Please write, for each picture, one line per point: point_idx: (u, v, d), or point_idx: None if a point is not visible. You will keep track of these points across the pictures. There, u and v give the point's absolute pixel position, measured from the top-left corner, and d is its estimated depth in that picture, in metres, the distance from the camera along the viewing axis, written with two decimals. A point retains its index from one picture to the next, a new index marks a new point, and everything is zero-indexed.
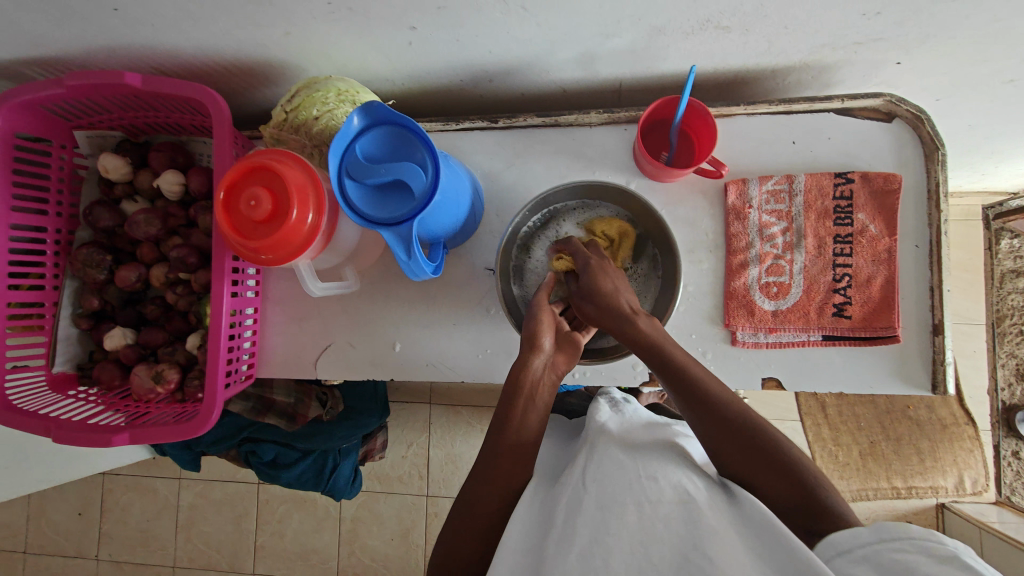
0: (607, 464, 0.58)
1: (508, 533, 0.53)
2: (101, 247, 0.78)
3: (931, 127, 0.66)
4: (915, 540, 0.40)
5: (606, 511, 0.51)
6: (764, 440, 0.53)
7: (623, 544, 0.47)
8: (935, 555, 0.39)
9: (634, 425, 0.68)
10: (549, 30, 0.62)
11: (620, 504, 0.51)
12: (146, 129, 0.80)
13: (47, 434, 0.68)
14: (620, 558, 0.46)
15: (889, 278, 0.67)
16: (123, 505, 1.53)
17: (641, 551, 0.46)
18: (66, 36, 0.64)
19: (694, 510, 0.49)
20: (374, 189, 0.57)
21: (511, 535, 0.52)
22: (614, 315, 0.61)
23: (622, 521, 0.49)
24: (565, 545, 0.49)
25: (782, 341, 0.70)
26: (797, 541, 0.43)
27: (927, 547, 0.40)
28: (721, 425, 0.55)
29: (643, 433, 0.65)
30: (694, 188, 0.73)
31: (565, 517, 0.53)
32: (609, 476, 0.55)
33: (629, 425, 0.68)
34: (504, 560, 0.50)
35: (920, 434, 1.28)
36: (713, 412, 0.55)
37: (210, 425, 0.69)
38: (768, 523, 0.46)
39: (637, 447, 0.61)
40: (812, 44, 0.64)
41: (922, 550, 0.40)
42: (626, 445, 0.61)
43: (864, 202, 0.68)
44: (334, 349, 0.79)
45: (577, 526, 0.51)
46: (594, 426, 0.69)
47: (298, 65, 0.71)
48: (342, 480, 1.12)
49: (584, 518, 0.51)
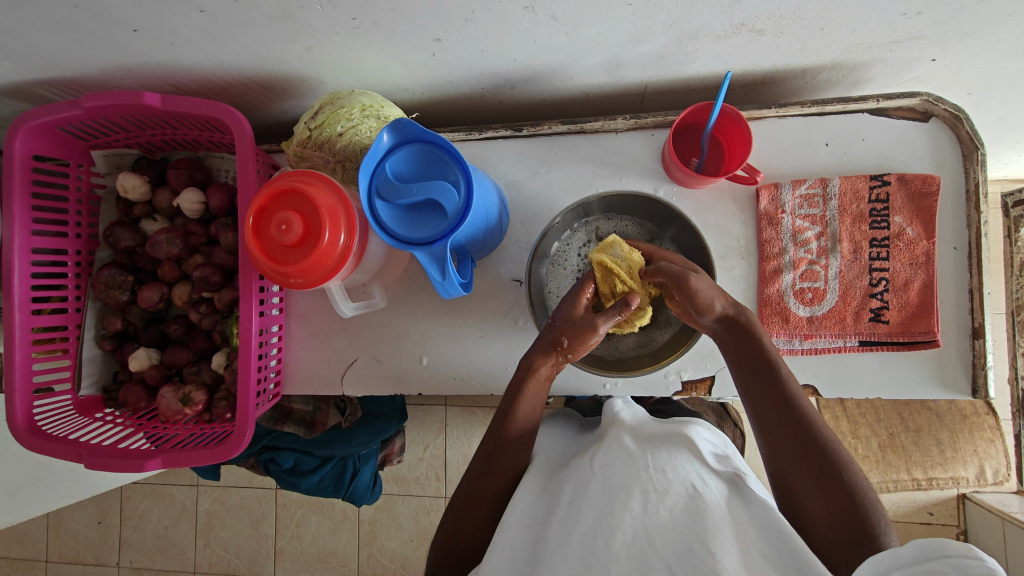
0: (616, 448, 0.58)
1: (511, 508, 0.55)
2: (122, 267, 0.77)
3: (969, 127, 0.65)
4: (952, 559, 0.37)
5: (611, 495, 0.51)
6: (825, 448, 0.54)
7: (627, 527, 0.48)
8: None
9: (647, 418, 0.66)
10: (577, 38, 0.60)
11: (627, 489, 0.51)
12: (162, 146, 0.78)
13: (79, 461, 0.67)
14: (622, 540, 0.47)
15: (927, 281, 0.66)
16: (142, 512, 1.54)
17: (644, 535, 0.47)
18: (82, 57, 0.63)
19: (701, 505, 0.49)
20: (405, 209, 0.55)
21: (514, 512, 0.55)
22: (726, 325, 0.60)
23: (626, 506, 0.49)
24: (569, 526, 0.50)
25: (817, 347, 0.69)
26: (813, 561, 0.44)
27: (962, 565, 0.36)
28: (794, 447, 0.55)
29: (658, 424, 0.64)
30: (724, 193, 0.72)
31: (571, 497, 0.53)
32: (617, 462, 0.55)
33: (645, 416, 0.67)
34: (508, 536, 0.52)
35: (939, 426, 1.25)
36: (788, 422, 0.56)
37: (244, 447, 0.68)
38: (783, 535, 0.47)
39: (648, 436, 0.60)
40: (846, 44, 0.62)
41: (958, 570, 0.36)
42: (636, 433, 0.61)
43: (900, 204, 0.67)
44: (359, 365, 0.78)
45: (582, 508, 0.51)
46: (607, 413, 0.67)
47: (318, 79, 0.70)
48: (361, 486, 1.11)
49: (589, 499, 0.52)
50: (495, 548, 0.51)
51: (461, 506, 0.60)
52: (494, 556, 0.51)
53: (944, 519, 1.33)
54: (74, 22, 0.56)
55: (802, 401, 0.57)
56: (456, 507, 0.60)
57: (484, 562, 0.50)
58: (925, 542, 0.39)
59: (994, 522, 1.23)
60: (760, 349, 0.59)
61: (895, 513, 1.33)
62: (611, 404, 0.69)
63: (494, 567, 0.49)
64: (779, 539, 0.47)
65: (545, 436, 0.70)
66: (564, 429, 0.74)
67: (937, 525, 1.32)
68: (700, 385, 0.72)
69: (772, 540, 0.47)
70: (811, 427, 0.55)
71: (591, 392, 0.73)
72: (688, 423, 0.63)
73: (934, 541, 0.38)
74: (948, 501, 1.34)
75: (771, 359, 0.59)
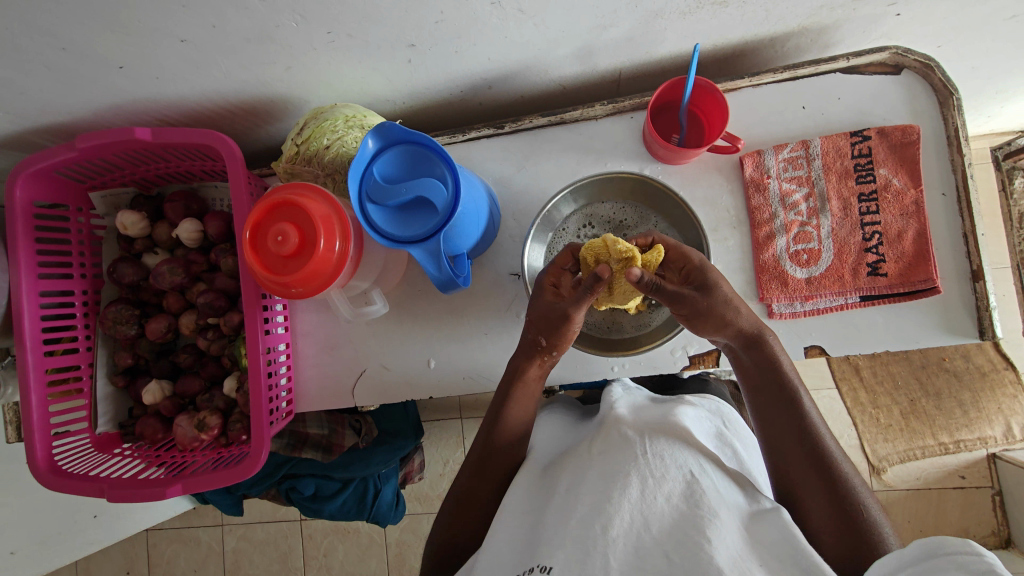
0: (612, 440, 0.57)
1: (508, 499, 0.56)
2: (128, 303, 0.78)
3: (941, 73, 0.66)
4: (952, 555, 0.36)
5: (609, 482, 0.51)
6: (836, 475, 0.52)
7: (624, 514, 0.47)
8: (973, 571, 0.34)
9: (643, 404, 0.67)
10: (546, 29, 0.62)
11: (624, 475, 0.51)
12: (157, 181, 0.81)
13: (101, 495, 0.67)
14: (619, 526, 0.46)
15: (920, 230, 0.66)
16: (169, 557, 1.53)
17: (640, 520, 0.46)
18: (74, 100, 0.65)
19: (698, 491, 0.49)
20: (396, 210, 0.57)
21: (513, 501, 0.56)
22: (740, 339, 0.59)
23: (623, 492, 0.49)
24: (565, 514, 0.49)
25: (819, 307, 0.69)
26: (808, 547, 0.44)
27: (966, 563, 0.35)
28: (806, 472, 0.53)
29: (653, 411, 0.64)
30: (708, 166, 0.73)
31: (569, 486, 0.54)
32: (615, 452, 0.55)
33: (643, 403, 0.68)
34: (505, 525, 0.53)
35: (960, 386, 1.21)
36: (801, 446, 0.54)
37: (260, 467, 0.68)
38: (786, 528, 0.46)
39: (643, 424, 0.60)
40: (809, 7, 0.63)
41: (957, 566, 0.35)
42: (631, 422, 0.60)
43: (884, 156, 0.68)
44: (369, 375, 0.78)
45: (580, 496, 0.51)
46: (608, 404, 0.67)
47: (301, 98, 0.72)
48: (385, 505, 1.09)
49: (586, 488, 0.51)
50: (494, 537, 0.51)
51: (481, 501, 0.61)
52: (494, 542, 0.51)
53: (977, 481, 1.30)
54: (63, 65, 0.58)
55: (814, 417, 0.56)
56: (475, 502, 0.60)
57: (487, 542, 0.51)
58: (927, 540, 0.38)
59: None
60: (774, 362, 0.57)
61: (926, 480, 1.30)
62: (611, 391, 0.71)
63: (493, 552, 0.50)
64: (779, 525, 0.47)
65: (541, 425, 0.71)
66: (571, 420, 0.74)
67: (970, 488, 1.29)
68: (708, 357, 0.72)
69: (771, 526, 0.47)
70: (823, 452, 0.53)
71: (601, 378, 0.73)
72: (678, 411, 0.63)
73: (934, 537, 0.37)
74: (979, 463, 1.31)
75: (785, 374, 0.57)
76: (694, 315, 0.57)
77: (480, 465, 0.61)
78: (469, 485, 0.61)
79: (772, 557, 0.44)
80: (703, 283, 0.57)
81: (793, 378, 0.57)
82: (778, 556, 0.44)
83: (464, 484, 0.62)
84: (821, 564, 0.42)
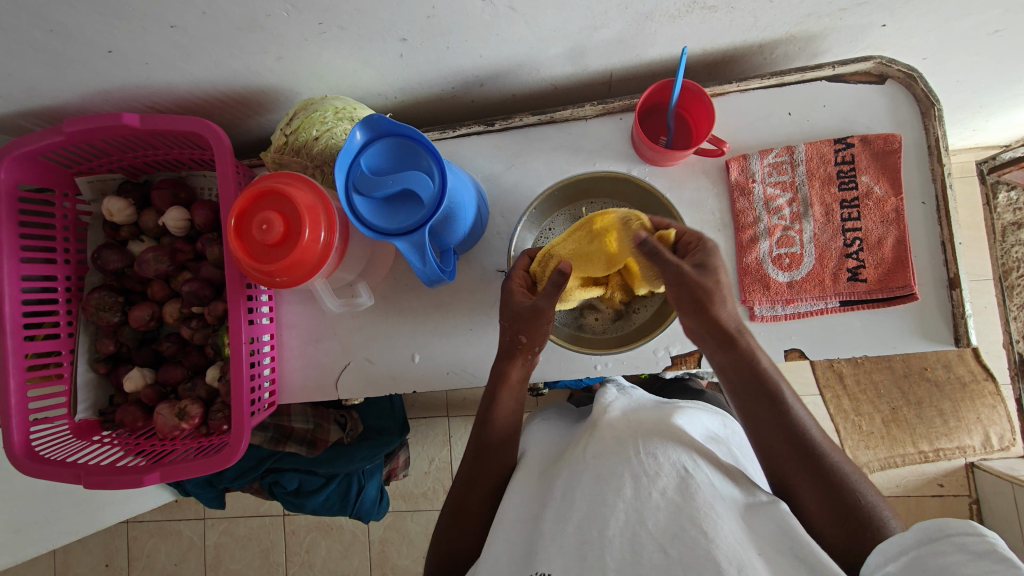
0: (605, 439, 0.58)
1: (504, 506, 0.56)
2: (112, 290, 0.78)
3: (924, 85, 0.67)
4: (952, 537, 0.38)
5: (605, 482, 0.51)
6: (825, 459, 0.52)
7: (620, 513, 0.47)
8: (974, 552, 0.36)
9: (642, 403, 0.67)
10: (538, 29, 0.63)
11: (618, 476, 0.51)
12: (146, 169, 0.80)
13: (77, 481, 0.67)
14: (615, 526, 0.46)
15: (900, 238, 0.67)
16: (149, 551, 1.52)
17: (635, 517, 0.47)
18: (63, 82, 0.65)
19: (692, 485, 0.49)
20: (381, 201, 0.57)
21: (508, 507, 0.55)
22: (714, 338, 0.56)
23: (619, 492, 0.49)
24: (562, 518, 0.50)
25: (800, 311, 0.70)
26: (802, 532, 0.45)
27: (964, 543, 0.37)
28: (798, 462, 0.52)
29: (648, 410, 0.64)
30: (695, 169, 0.74)
31: (564, 490, 0.53)
32: (608, 451, 0.55)
33: (638, 404, 0.67)
34: (503, 534, 0.52)
35: (940, 396, 1.23)
36: (788, 436, 0.53)
37: (239, 456, 0.68)
38: (782, 522, 0.46)
39: (637, 422, 0.60)
40: (797, 15, 0.64)
41: (959, 547, 0.37)
42: (627, 424, 0.59)
43: (866, 164, 0.69)
44: (354, 367, 0.78)
45: (575, 499, 0.51)
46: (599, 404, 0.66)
47: (292, 89, 0.72)
48: (368, 501, 1.09)
49: (582, 490, 0.52)
50: (491, 549, 0.51)
51: (470, 503, 0.60)
52: (492, 549, 0.51)
53: (954, 489, 1.31)
54: (52, 47, 0.58)
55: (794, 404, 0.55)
56: (468, 510, 0.59)
57: (482, 561, 0.51)
58: (926, 524, 0.40)
59: (1006, 489, 1.21)
60: (751, 359, 0.55)
61: (905, 487, 1.31)
62: (606, 392, 0.69)
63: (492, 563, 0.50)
64: (777, 516, 0.47)
65: (534, 433, 0.70)
66: (556, 422, 0.74)
67: (949, 497, 1.31)
68: (690, 358, 0.73)
69: (769, 517, 0.47)
70: (809, 439, 0.53)
71: (584, 377, 0.73)
72: (675, 410, 0.62)
73: (934, 521, 0.39)
74: (957, 472, 1.32)
75: (762, 370, 0.55)
76: (682, 297, 0.54)
77: (475, 474, 0.61)
78: (465, 493, 0.60)
79: (770, 552, 0.44)
80: (701, 263, 0.54)
81: (771, 371, 0.56)
82: (779, 552, 0.44)
83: (456, 494, 0.61)
84: (827, 562, 0.42)
